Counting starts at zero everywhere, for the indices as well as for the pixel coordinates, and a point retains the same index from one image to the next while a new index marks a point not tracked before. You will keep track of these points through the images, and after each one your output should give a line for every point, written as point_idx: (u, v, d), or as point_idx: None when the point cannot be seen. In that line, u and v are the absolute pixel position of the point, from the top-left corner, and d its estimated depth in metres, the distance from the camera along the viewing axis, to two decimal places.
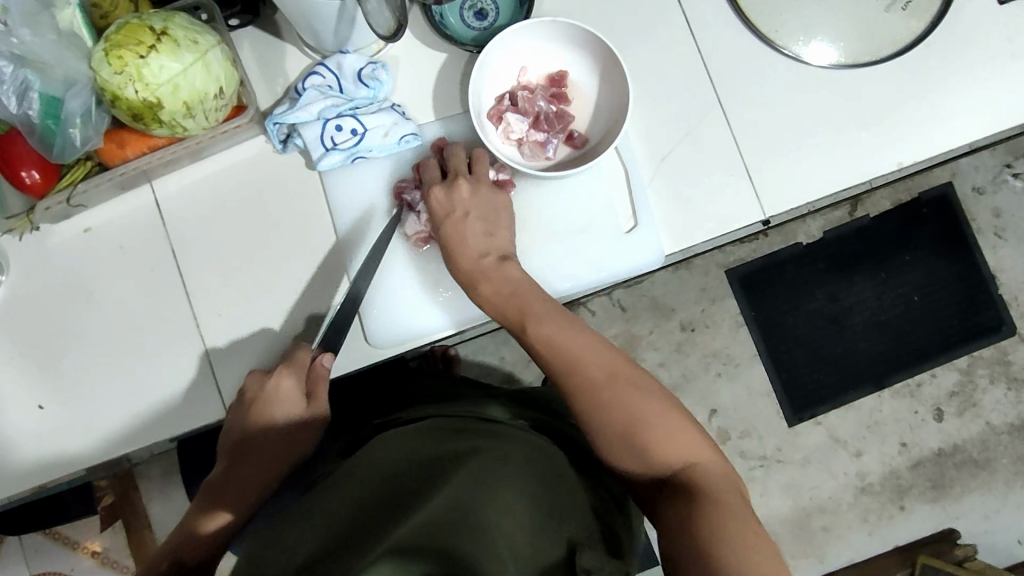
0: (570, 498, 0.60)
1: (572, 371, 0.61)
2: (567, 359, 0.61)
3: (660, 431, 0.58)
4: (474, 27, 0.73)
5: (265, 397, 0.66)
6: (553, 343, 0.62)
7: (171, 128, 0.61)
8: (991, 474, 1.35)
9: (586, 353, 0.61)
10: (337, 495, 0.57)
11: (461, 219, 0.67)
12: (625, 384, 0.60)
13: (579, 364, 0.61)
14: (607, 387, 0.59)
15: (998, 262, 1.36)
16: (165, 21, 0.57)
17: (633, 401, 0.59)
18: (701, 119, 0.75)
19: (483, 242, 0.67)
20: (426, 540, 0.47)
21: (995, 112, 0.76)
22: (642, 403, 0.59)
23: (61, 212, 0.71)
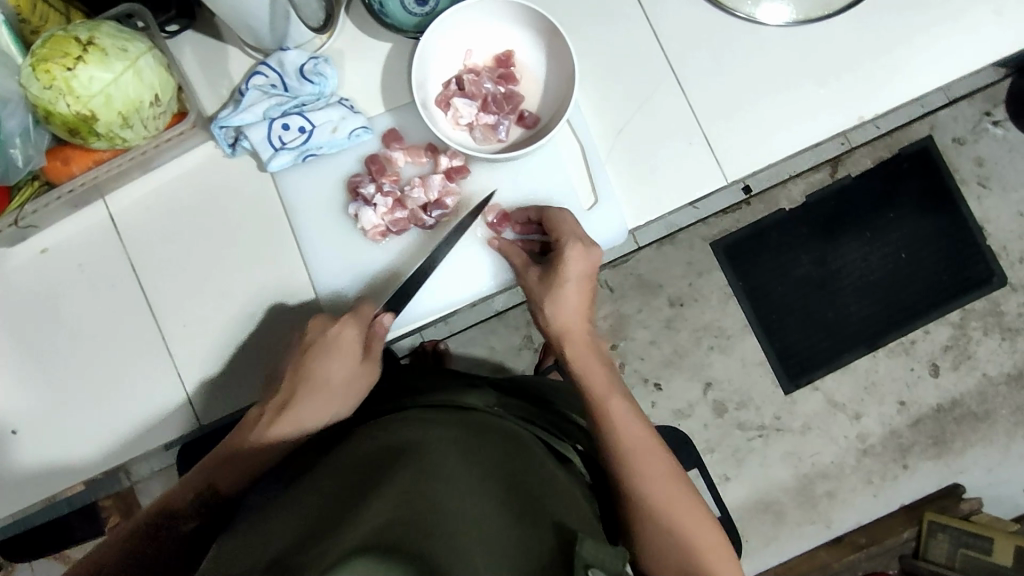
0: (548, 489, 0.58)
1: (633, 452, 0.63)
2: (630, 440, 0.64)
3: (697, 531, 0.62)
4: (416, 13, 0.71)
5: (325, 346, 0.67)
6: (619, 419, 0.65)
7: (110, 140, 0.60)
8: (992, 427, 1.34)
9: (641, 436, 0.65)
10: (311, 494, 0.54)
11: (573, 282, 0.69)
12: (673, 479, 0.63)
13: (638, 449, 0.64)
14: (660, 477, 0.63)
15: (984, 212, 1.35)
16: (91, 31, 0.56)
17: (678, 499, 0.62)
18: (654, 89, 0.74)
19: (581, 316, 0.70)
20: (392, 535, 0.44)
21: (956, 57, 0.74)
22: (684, 504, 0.63)
23: (16, 235, 0.70)
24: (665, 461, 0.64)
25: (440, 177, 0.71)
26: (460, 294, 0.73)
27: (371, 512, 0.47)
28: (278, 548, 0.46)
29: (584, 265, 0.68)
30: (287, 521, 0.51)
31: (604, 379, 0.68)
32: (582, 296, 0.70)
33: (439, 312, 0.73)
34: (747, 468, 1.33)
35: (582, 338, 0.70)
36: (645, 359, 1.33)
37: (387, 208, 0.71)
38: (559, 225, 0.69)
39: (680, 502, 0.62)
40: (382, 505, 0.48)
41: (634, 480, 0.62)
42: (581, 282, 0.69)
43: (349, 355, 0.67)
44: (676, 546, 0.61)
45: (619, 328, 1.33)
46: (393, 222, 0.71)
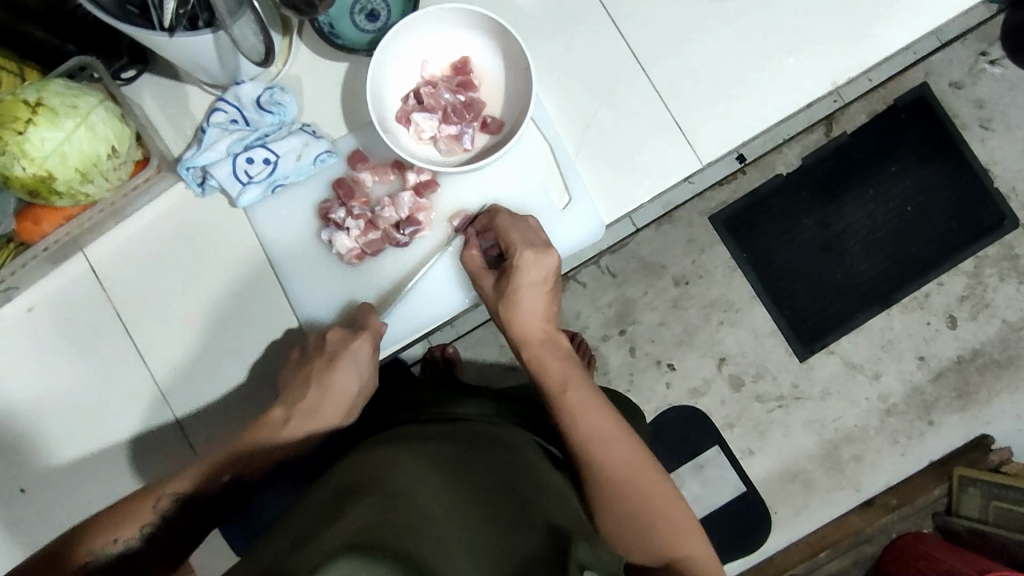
0: (539, 491, 0.58)
1: (594, 438, 0.63)
2: (591, 427, 0.64)
3: (667, 511, 0.62)
4: (368, 30, 0.71)
5: (366, 329, 0.68)
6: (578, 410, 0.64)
7: (72, 196, 0.60)
8: (1017, 373, 1.31)
9: (605, 424, 0.64)
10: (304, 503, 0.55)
11: (531, 283, 0.68)
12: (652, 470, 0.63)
13: (608, 439, 0.63)
14: (626, 463, 0.63)
15: (989, 154, 1.31)
16: (40, 91, 0.56)
17: (645, 481, 0.62)
18: (618, 78, 0.72)
19: (540, 316, 0.68)
20: (369, 537, 0.45)
21: (933, 8, 0.71)
22: (653, 486, 0.63)
23: (3, 296, 0.71)
24: (630, 443, 0.64)
25: (410, 194, 0.70)
26: (447, 304, 0.73)
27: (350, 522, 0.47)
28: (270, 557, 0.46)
29: (539, 269, 0.67)
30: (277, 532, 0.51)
31: (562, 371, 0.67)
32: (543, 299, 0.68)
33: (428, 324, 0.73)
34: (770, 440, 1.32)
35: (541, 335, 0.69)
36: (656, 341, 1.32)
37: (360, 230, 0.70)
38: (508, 217, 0.69)
39: (649, 484, 0.62)
40: (364, 513, 0.49)
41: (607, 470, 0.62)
42: (543, 280, 0.68)
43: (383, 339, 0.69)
44: (647, 529, 0.61)
45: (626, 313, 1.32)
46: (367, 244, 0.70)
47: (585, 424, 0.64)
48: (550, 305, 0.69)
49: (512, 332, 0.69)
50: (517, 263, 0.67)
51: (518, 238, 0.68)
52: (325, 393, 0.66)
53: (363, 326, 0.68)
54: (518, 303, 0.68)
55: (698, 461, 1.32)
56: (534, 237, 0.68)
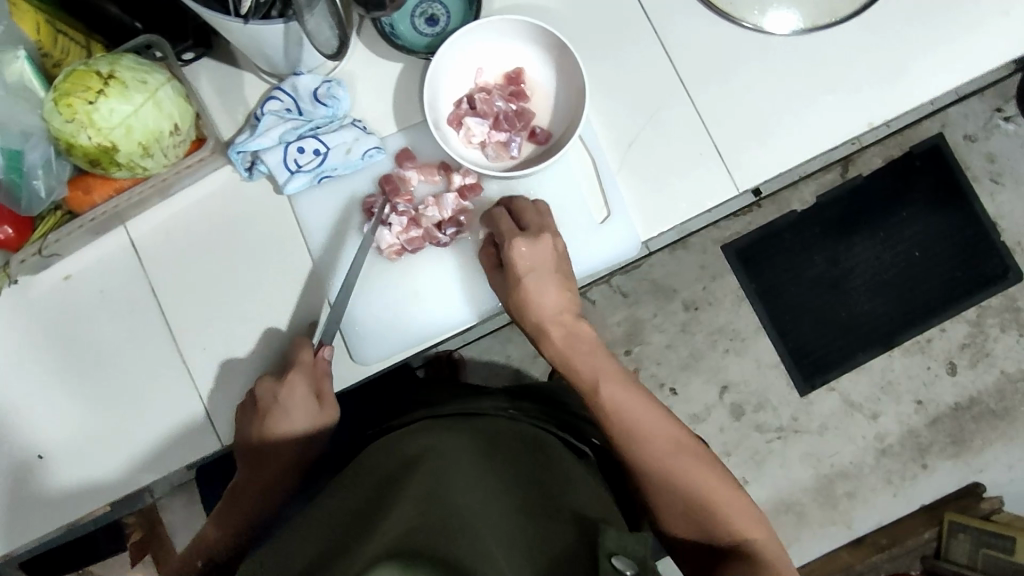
0: (568, 486, 0.60)
1: (633, 433, 0.66)
2: (632, 424, 0.66)
3: (716, 498, 0.64)
4: (427, 34, 0.73)
5: (278, 415, 0.70)
6: (618, 403, 0.66)
7: (131, 169, 0.61)
8: (1011, 423, 1.33)
9: (645, 419, 0.66)
10: (340, 503, 0.57)
11: (540, 273, 0.68)
12: (690, 454, 0.66)
13: (645, 431, 0.66)
14: (671, 455, 0.65)
15: (997, 208, 1.34)
16: (112, 64, 0.58)
17: (692, 471, 0.65)
18: (663, 101, 0.74)
19: (557, 304, 0.69)
20: (412, 540, 0.47)
21: (966, 60, 0.74)
22: (701, 473, 0.65)
23: (41, 262, 0.72)
24: (670, 438, 0.66)
25: (455, 196, 0.72)
26: (480, 303, 0.74)
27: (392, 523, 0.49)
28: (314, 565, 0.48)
29: (539, 250, 0.68)
30: (319, 535, 0.54)
31: (590, 368, 0.68)
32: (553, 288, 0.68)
33: (461, 326, 0.74)
34: (766, 471, 1.33)
35: (563, 318, 0.69)
36: (661, 363, 1.33)
37: (402, 227, 0.72)
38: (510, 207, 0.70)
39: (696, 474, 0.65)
40: (406, 511, 0.50)
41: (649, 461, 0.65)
42: (554, 264, 0.69)
43: (308, 415, 0.71)
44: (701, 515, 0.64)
45: (634, 333, 1.33)
46: (408, 241, 0.72)
47: (625, 423, 0.66)
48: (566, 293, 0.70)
49: (529, 322, 0.69)
50: (508, 254, 0.67)
51: (510, 226, 0.68)
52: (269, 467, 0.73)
53: (287, 391, 0.69)
54: (538, 302, 0.68)
55: None
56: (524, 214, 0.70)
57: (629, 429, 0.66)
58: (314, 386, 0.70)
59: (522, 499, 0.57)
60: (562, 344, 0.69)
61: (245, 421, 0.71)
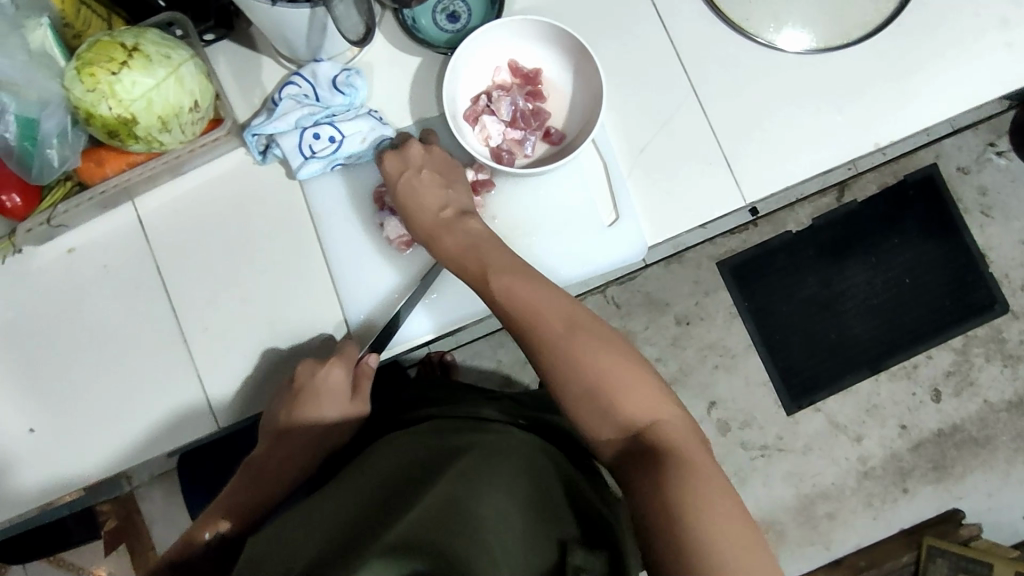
0: (567, 501, 0.61)
1: (533, 315, 0.60)
2: (523, 303, 0.61)
3: (622, 385, 0.56)
4: (447, 30, 0.74)
5: (309, 395, 0.67)
6: (515, 295, 0.61)
7: (147, 143, 0.61)
8: (992, 452, 1.35)
9: (556, 315, 0.60)
10: (351, 487, 0.57)
11: (410, 181, 0.68)
12: (590, 335, 0.59)
13: (541, 313, 0.60)
14: (568, 342, 0.58)
15: (987, 240, 1.36)
16: (137, 37, 0.58)
17: (584, 346, 0.58)
18: (676, 110, 0.75)
19: (436, 199, 0.68)
20: (419, 542, 0.46)
21: (967, 90, 0.76)
22: (605, 359, 0.57)
23: (46, 233, 0.71)
24: (577, 324, 0.59)
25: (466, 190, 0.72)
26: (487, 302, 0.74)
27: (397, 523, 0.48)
28: (313, 551, 0.48)
29: (415, 159, 0.69)
30: (328, 509, 0.54)
31: (481, 261, 0.64)
32: (429, 188, 0.68)
33: (471, 317, 0.74)
34: (748, 488, 1.34)
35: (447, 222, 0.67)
36: None
37: None
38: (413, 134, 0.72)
39: (601, 360, 0.57)
40: (424, 506, 0.51)
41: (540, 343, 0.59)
42: (428, 168, 0.69)
43: (339, 404, 0.69)
44: (600, 397, 0.56)
45: None
46: None
47: (521, 307, 0.61)
48: (454, 200, 0.68)
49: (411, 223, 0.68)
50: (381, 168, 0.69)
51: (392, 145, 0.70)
52: (286, 450, 0.68)
53: (324, 373, 0.68)
54: (415, 205, 0.68)
55: None
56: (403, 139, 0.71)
57: (522, 314, 0.60)
58: (353, 376, 0.70)
59: (530, 497, 0.57)
60: (459, 247, 0.66)
61: (283, 402, 0.68)
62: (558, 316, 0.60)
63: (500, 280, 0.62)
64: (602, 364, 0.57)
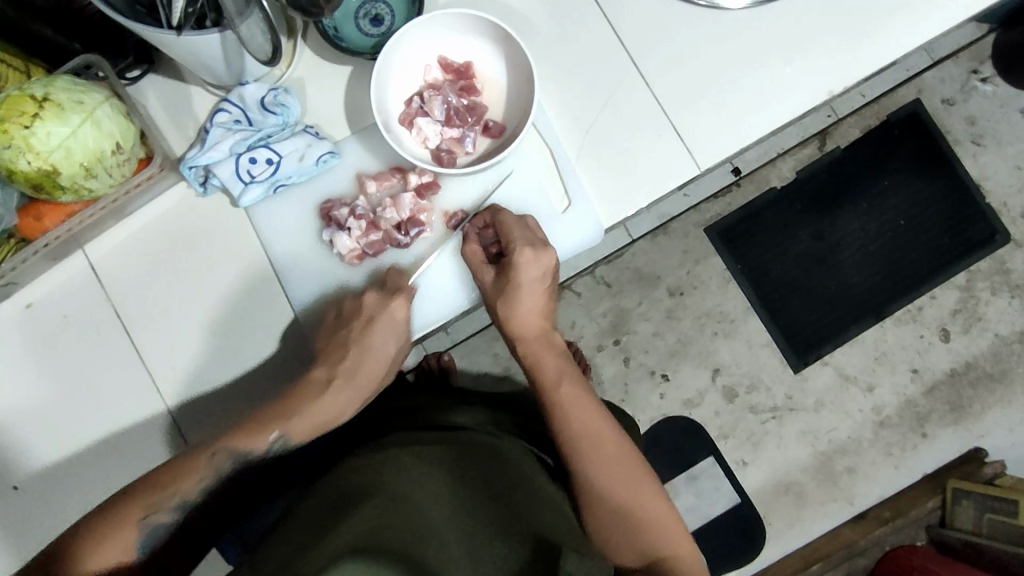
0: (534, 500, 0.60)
1: (598, 442, 0.65)
2: (586, 424, 0.65)
3: (651, 512, 0.64)
4: (372, 34, 0.72)
5: (383, 322, 0.68)
6: (571, 405, 0.66)
7: (76, 192, 0.60)
8: (1010, 387, 1.31)
9: (607, 438, 0.66)
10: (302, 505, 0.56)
11: (526, 278, 0.68)
12: (628, 460, 0.65)
13: (588, 429, 0.65)
14: (611, 464, 0.64)
15: (980, 170, 1.32)
16: (47, 87, 0.57)
17: (631, 486, 0.64)
18: (618, 85, 0.73)
19: (540, 306, 0.70)
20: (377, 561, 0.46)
21: (922, 23, 0.73)
22: (637, 487, 0.64)
23: (2, 291, 0.71)
24: (628, 460, 0.65)
25: (411, 196, 0.71)
26: (448, 304, 0.73)
27: (356, 532, 0.49)
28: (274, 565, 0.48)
29: (537, 267, 0.68)
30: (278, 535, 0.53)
31: (555, 366, 0.69)
32: (540, 296, 0.70)
33: (438, 322, 0.73)
34: (763, 451, 1.32)
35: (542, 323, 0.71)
36: (651, 351, 1.32)
37: (361, 231, 0.70)
38: (516, 218, 0.70)
39: (635, 487, 0.64)
40: (368, 520, 0.50)
41: (584, 458, 0.64)
42: (546, 273, 0.69)
43: (399, 336, 0.70)
44: (629, 523, 0.63)
45: (622, 322, 1.32)
46: (368, 245, 0.71)
47: (576, 421, 0.66)
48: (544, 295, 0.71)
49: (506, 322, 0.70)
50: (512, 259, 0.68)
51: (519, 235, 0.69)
52: (345, 390, 0.67)
53: (392, 304, 0.69)
54: (513, 293, 0.68)
55: (692, 472, 1.32)
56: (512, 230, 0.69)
57: (576, 429, 0.65)
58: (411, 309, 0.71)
59: (489, 517, 0.56)
60: (529, 336, 0.70)
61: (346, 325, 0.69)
62: (605, 436, 0.65)
63: (564, 388, 0.67)
64: (635, 490, 0.64)
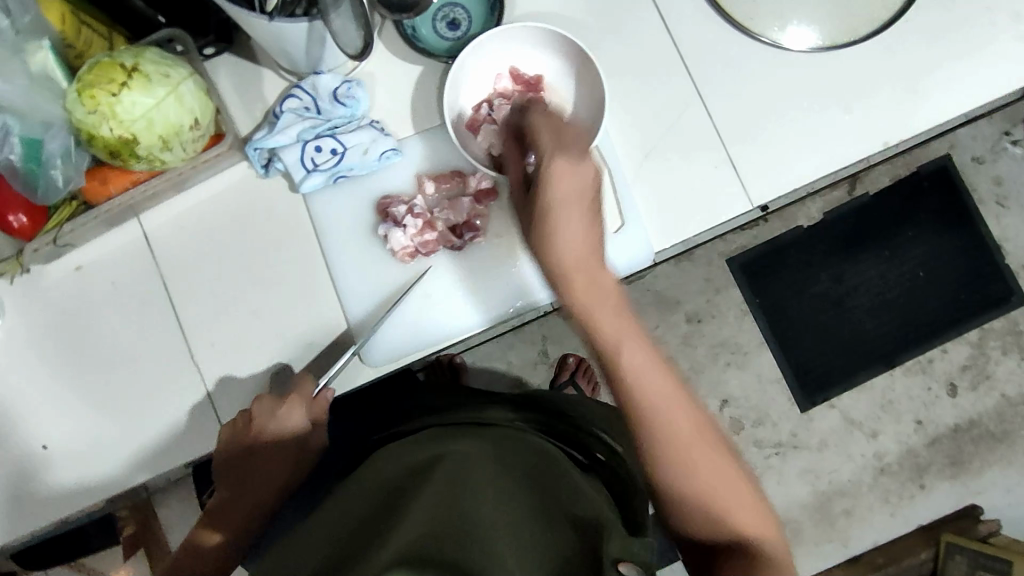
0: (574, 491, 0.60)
1: (656, 398, 0.57)
2: (650, 390, 0.58)
3: (730, 492, 0.57)
4: (448, 38, 0.74)
5: (274, 426, 0.69)
6: (633, 367, 0.58)
7: (149, 162, 0.61)
8: (1011, 447, 1.33)
9: (677, 408, 0.58)
10: (346, 503, 0.58)
11: (572, 202, 0.58)
12: (699, 429, 0.59)
13: (657, 396, 0.58)
14: (685, 436, 0.57)
15: (1003, 231, 1.34)
16: (136, 57, 0.58)
17: (704, 460, 0.57)
18: (681, 113, 0.75)
19: (581, 243, 0.59)
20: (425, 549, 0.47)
21: (978, 84, 0.74)
22: (711, 462, 0.58)
23: (55, 252, 0.72)
24: (700, 431, 0.59)
25: (469, 200, 0.72)
26: (490, 312, 0.73)
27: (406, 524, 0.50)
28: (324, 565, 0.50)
29: (573, 179, 0.58)
30: (323, 536, 0.55)
31: (614, 325, 0.59)
32: (581, 225, 0.59)
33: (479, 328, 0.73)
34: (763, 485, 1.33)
35: (588, 270, 0.59)
36: None
37: (417, 230, 0.71)
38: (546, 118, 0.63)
39: (710, 462, 0.58)
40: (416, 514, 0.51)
41: (654, 429, 0.57)
42: (585, 189, 0.58)
43: (298, 430, 0.70)
44: (709, 502, 0.57)
45: None
46: (422, 244, 0.72)
47: (642, 389, 0.57)
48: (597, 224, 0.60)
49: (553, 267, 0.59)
50: (546, 168, 0.58)
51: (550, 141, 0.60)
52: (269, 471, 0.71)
53: (283, 410, 0.69)
54: (559, 227, 0.58)
55: None
56: (563, 135, 0.60)
57: (644, 398, 0.57)
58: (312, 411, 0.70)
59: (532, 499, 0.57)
60: (581, 288, 0.59)
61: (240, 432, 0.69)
62: (674, 402, 0.58)
63: (626, 351, 0.58)
64: (713, 467, 0.58)
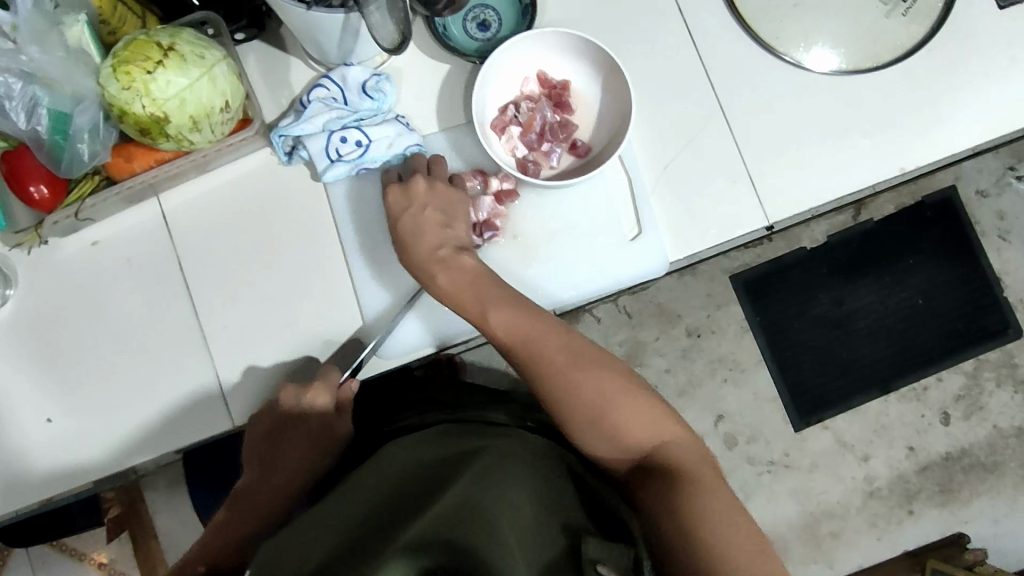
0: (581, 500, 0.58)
1: (533, 355, 0.64)
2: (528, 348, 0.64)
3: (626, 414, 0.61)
4: (478, 38, 0.75)
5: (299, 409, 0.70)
6: (504, 329, 0.65)
7: (177, 142, 0.61)
8: (999, 478, 1.34)
9: (551, 350, 0.64)
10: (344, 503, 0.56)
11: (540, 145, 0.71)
12: (589, 367, 0.63)
13: (534, 351, 0.64)
14: (570, 375, 0.62)
15: (1003, 264, 1.35)
16: (172, 37, 0.58)
17: (595, 387, 0.62)
18: (702, 126, 0.75)
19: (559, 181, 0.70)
20: None
21: (993, 117, 0.76)
22: (602, 389, 0.62)
23: (72, 225, 0.72)
24: (589, 366, 0.63)
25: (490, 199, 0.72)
26: None
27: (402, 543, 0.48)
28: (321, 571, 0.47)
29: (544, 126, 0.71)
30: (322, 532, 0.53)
31: (476, 300, 0.67)
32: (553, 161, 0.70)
33: None
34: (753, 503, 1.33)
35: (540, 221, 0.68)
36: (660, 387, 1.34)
37: None
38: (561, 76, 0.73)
39: (601, 391, 0.62)
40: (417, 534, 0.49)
41: (538, 381, 0.63)
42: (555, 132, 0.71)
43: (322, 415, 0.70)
44: (608, 431, 0.60)
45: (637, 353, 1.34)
46: None
47: (524, 349, 0.64)
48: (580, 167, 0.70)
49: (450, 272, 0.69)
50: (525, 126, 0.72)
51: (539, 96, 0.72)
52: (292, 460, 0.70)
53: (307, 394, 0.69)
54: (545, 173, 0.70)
55: None
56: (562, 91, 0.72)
57: (522, 355, 0.64)
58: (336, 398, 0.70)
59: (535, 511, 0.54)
60: (461, 287, 0.67)
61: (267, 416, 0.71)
62: (550, 348, 0.64)
63: (492, 318, 0.66)
64: (609, 397, 0.61)
